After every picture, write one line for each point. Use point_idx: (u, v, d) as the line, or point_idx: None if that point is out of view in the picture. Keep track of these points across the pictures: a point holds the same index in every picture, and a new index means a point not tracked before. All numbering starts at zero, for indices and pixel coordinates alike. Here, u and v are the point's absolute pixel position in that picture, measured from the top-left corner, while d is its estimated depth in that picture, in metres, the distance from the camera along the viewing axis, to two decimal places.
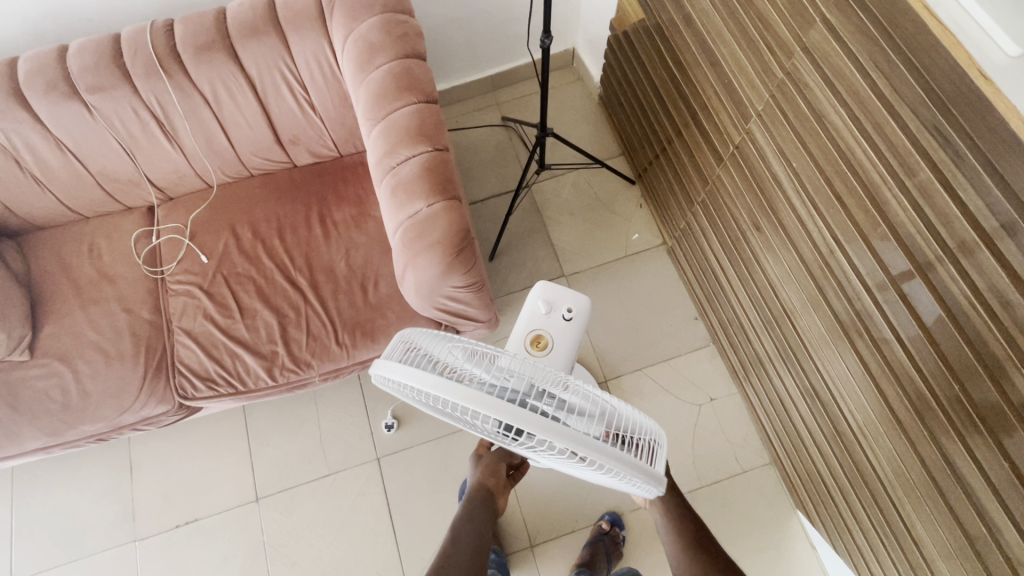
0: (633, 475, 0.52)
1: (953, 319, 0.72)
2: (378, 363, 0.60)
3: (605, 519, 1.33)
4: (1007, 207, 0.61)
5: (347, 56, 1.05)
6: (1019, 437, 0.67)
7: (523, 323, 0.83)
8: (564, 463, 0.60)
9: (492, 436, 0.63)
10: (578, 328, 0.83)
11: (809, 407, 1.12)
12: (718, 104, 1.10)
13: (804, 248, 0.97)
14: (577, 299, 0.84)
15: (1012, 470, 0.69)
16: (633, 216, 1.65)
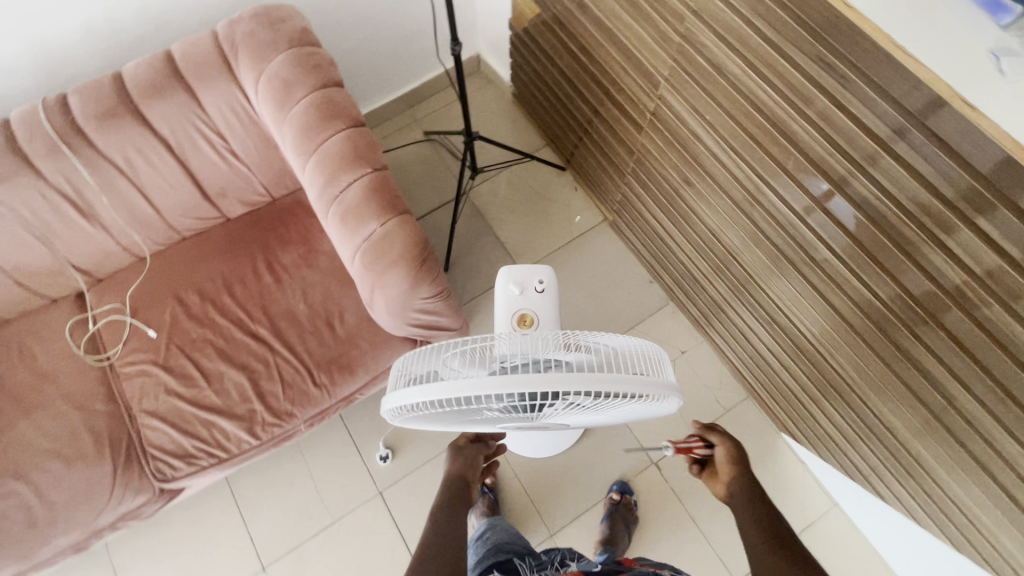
0: (651, 390, 0.57)
1: (874, 221, 0.81)
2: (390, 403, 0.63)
3: (614, 490, 1.37)
4: (895, 115, 0.70)
5: (261, 97, 1.04)
6: (951, 310, 0.77)
7: (502, 311, 0.85)
8: (586, 413, 0.64)
9: (515, 419, 0.66)
10: (551, 296, 0.86)
11: (772, 335, 1.21)
12: (628, 78, 1.17)
13: (734, 191, 1.05)
14: (542, 271, 0.87)
15: (951, 339, 0.79)
16: (571, 199, 1.72)
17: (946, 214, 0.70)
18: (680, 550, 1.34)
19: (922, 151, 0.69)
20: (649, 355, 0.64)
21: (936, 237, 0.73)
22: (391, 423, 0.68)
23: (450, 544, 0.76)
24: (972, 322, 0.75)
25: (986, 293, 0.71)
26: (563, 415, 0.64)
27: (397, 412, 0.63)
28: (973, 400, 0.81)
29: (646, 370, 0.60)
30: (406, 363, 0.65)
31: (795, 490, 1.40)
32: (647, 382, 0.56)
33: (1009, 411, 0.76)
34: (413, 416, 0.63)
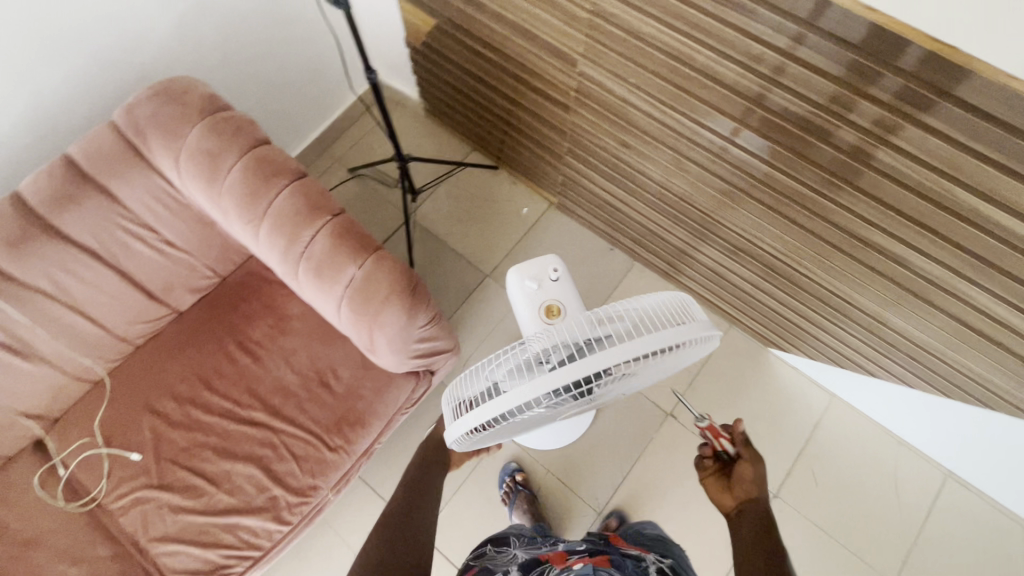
0: (689, 337, 0.56)
1: (806, 133, 0.88)
2: (449, 434, 0.64)
3: (614, 517, 1.36)
4: (803, 32, 0.77)
5: (186, 176, 0.98)
6: (879, 181, 0.85)
7: (527, 308, 0.84)
8: (634, 376, 0.64)
9: (571, 405, 0.67)
10: (569, 282, 0.85)
11: (739, 261, 1.29)
12: (542, 62, 1.21)
13: (671, 141, 1.11)
14: (551, 259, 0.86)
15: (892, 210, 0.88)
16: (513, 194, 1.74)
17: (855, 99, 0.78)
18: None
19: (832, 56, 0.76)
20: (680, 301, 0.63)
21: (866, 130, 0.81)
22: (456, 450, 0.69)
23: (416, 501, 0.90)
24: (900, 187, 0.84)
25: (918, 166, 0.79)
26: (615, 385, 0.65)
27: (459, 439, 0.65)
28: (932, 263, 0.90)
29: (678, 319, 0.59)
30: (452, 392, 0.67)
31: (797, 396, 1.50)
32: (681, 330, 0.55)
33: (963, 261, 0.86)
34: (474, 438, 0.65)
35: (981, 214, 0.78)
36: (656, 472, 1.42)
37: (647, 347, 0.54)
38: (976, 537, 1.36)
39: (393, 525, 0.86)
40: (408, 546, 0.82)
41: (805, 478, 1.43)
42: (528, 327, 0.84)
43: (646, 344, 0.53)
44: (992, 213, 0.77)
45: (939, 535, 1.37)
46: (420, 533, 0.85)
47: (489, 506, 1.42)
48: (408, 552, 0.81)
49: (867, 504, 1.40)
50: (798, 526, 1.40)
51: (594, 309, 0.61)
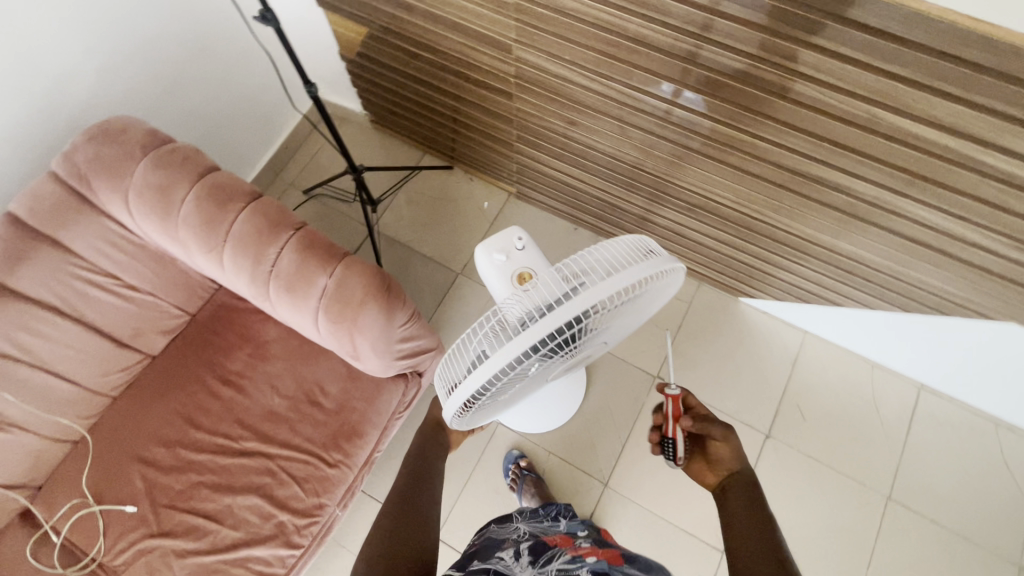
0: (653, 272, 0.58)
1: (737, 81, 0.93)
2: (447, 409, 0.66)
3: None
4: None
5: (139, 215, 0.97)
6: (809, 116, 0.91)
7: (501, 281, 0.83)
8: (610, 321, 0.67)
9: (556, 361, 0.70)
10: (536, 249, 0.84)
11: (697, 217, 1.34)
12: (479, 54, 1.23)
13: (614, 110, 1.15)
14: (514, 229, 0.84)
15: (826, 141, 0.93)
16: (472, 190, 1.76)
17: (774, 41, 0.83)
18: None
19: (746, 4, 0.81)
20: (644, 240, 0.65)
21: (789, 70, 0.86)
22: (458, 424, 0.72)
23: (421, 487, 0.91)
24: (829, 118, 0.89)
25: (844, 95, 0.84)
26: (595, 333, 0.67)
27: (456, 412, 0.67)
28: (870, 185, 0.96)
29: (642, 257, 0.61)
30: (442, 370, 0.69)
31: (772, 338, 1.57)
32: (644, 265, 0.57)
33: (896, 178, 0.92)
34: (471, 409, 0.68)
35: (905, 131, 0.85)
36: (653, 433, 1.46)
37: (614, 289, 0.56)
38: (954, 439, 1.45)
39: (400, 509, 0.85)
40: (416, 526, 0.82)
41: (793, 414, 1.49)
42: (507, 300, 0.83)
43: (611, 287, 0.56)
44: (915, 128, 0.83)
45: (922, 444, 1.45)
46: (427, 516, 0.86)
47: (497, 497, 1.43)
48: (418, 532, 0.81)
49: (853, 428, 1.47)
50: (794, 460, 1.46)
51: (561, 263, 0.63)
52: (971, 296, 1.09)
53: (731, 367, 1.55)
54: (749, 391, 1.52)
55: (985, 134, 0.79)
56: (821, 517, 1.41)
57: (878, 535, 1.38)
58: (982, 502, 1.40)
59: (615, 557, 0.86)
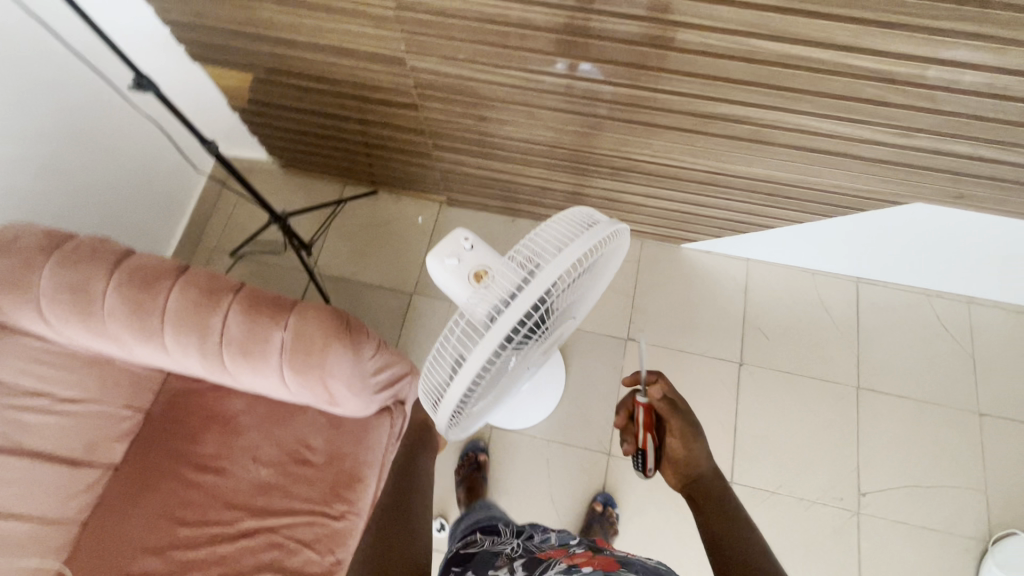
0: (598, 239, 0.61)
1: (628, 42, 0.96)
2: (437, 421, 0.66)
3: (598, 501, 1.40)
4: None
5: (62, 322, 0.90)
6: (699, 59, 0.95)
7: (459, 284, 0.79)
8: (572, 296, 0.69)
9: (531, 347, 0.71)
10: (486, 245, 0.81)
11: (624, 179, 1.39)
12: (374, 73, 1.21)
13: (519, 97, 1.17)
14: (458, 232, 0.82)
15: (720, 79, 0.99)
16: (402, 208, 1.75)
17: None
18: (688, 381, 1.54)
19: None
20: (583, 212, 0.67)
21: (670, 20, 0.90)
22: (451, 433, 0.72)
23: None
24: (716, 57, 0.94)
25: (724, 34, 0.90)
26: (561, 311, 0.69)
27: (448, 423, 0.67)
28: (768, 110, 1.03)
29: (585, 227, 0.63)
30: (423, 387, 0.69)
31: (721, 273, 1.66)
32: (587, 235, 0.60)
33: (787, 98, 0.99)
34: (461, 414, 0.69)
35: (785, 53, 0.91)
36: None
37: (567, 264, 0.58)
38: (896, 319, 1.58)
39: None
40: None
41: (757, 337, 1.58)
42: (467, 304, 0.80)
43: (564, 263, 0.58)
44: (793, 48, 0.89)
45: (872, 331, 1.58)
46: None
47: (510, 497, 1.44)
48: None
49: (811, 335, 1.58)
50: (769, 379, 1.54)
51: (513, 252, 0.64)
52: (876, 188, 1.19)
53: (693, 311, 1.62)
54: (713, 327, 1.60)
55: (852, 41, 0.86)
56: (805, 423, 1.50)
57: (858, 424, 1.50)
58: (934, 367, 1.54)
59: (611, 563, 0.69)
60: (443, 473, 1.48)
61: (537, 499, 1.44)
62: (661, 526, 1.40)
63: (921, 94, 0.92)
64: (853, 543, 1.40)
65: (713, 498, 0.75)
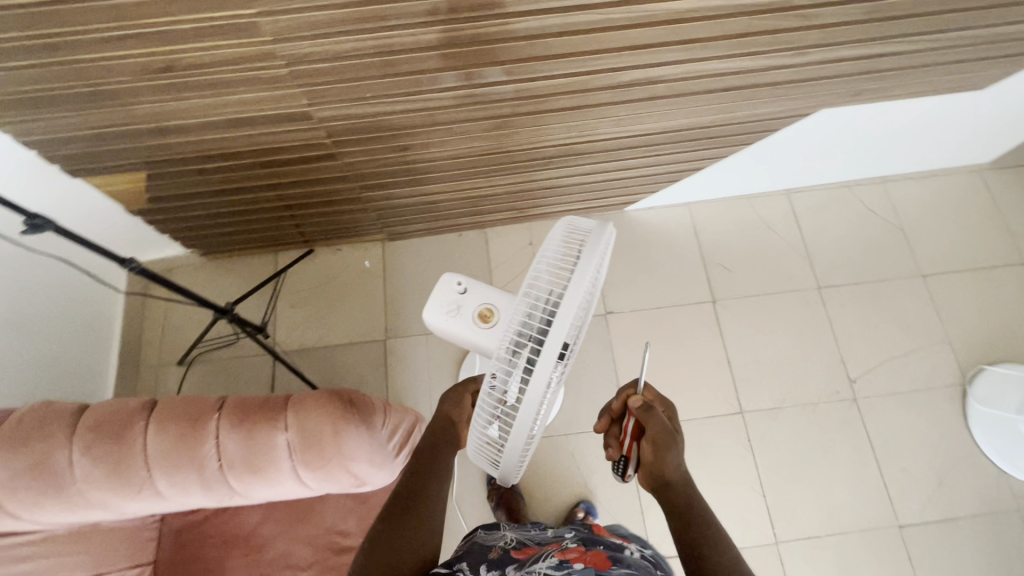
0: (601, 249, 0.63)
1: (532, 35, 0.92)
2: (507, 470, 0.66)
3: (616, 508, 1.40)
4: None
5: (39, 507, 0.82)
6: (607, 35, 0.94)
7: (463, 318, 0.87)
8: (589, 308, 0.71)
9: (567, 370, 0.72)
10: (475, 283, 0.89)
11: (558, 166, 1.39)
12: (281, 135, 1.13)
13: (439, 118, 1.12)
14: (446, 281, 0.90)
15: (630, 49, 0.98)
16: (344, 259, 1.70)
17: None
18: (672, 334, 1.60)
19: None
20: (569, 226, 0.70)
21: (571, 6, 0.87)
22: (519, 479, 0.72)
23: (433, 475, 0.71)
24: (623, 29, 0.93)
25: (622, 6, 0.89)
26: (583, 329, 0.71)
27: (516, 471, 0.67)
28: (680, 65, 1.05)
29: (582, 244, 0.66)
30: (478, 443, 0.69)
31: (670, 224, 1.71)
32: (592, 249, 0.62)
33: (694, 49, 1.01)
34: (525, 457, 0.68)
35: (684, 9, 0.91)
36: (629, 360, 1.57)
37: (583, 283, 0.59)
38: (831, 216, 1.71)
39: (398, 505, 0.67)
40: (415, 532, 0.65)
41: (721, 273, 1.66)
42: (469, 337, 0.87)
43: (581, 281, 0.59)
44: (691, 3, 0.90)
45: (814, 232, 1.69)
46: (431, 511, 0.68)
47: (545, 500, 1.45)
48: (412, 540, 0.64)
49: (766, 254, 1.67)
50: (743, 307, 1.62)
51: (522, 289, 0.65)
52: (784, 108, 1.27)
53: (656, 267, 1.67)
54: (678, 276, 1.66)
55: None
56: (787, 334, 1.60)
57: (830, 320, 1.61)
58: (874, 247, 1.67)
59: (603, 558, 0.67)
60: (475, 502, 1.45)
61: (572, 491, 1.46)
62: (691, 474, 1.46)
63: (809, 14, 0.97)
64: (861, 428, 1.51)
65: (684, 514, 0.70)
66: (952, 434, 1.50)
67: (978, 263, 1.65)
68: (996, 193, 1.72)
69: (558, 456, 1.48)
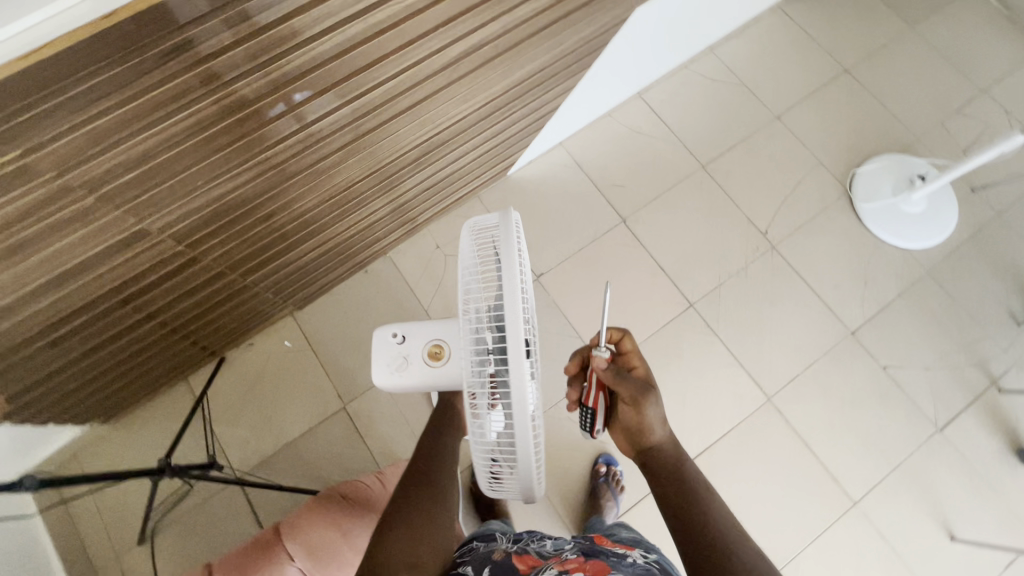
0: (516, 231, 0.61)
1: (354, 45, 0.79)
2: (528, 486, 0.63)
3: (604, 462, 1.46)
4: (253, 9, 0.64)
5: None
6: (432, 19, 0.85)
7: (417, 364, 0.86)
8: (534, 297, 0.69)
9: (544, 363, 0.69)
10: (413, 326, 0.88)
11: (428, 166, 1.35)
12: (128, 268, 0.97)
13: (289, 172, 1.01)
14: (384, 333, 0.89)
15: (459, 23, 0.90)
16: (262, 349, 1.57)
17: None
18: (603, 266, 1.64)
19: None
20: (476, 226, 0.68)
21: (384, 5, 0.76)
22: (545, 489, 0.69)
23: (432, 471, 0.72)
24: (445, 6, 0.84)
25: None
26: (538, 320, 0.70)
27: (537, 483, 0.64)
28: (508, 21, 0.99)
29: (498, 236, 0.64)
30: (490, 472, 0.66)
31: (552, 169, 1.73)
32: (506, 234, 0.60)
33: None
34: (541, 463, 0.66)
35: None
36: (578, 310, 1.59)
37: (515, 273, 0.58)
38: (684, 99, 1.80)
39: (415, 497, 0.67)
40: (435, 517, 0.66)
41: (617, 191, 1.71)
42: (430, 381, 0.86)
43: (511, 269, 0.57)
44: None
45: (678, 122, 1.77)
46: (436, 506, 0.67)
47: (566, 471, 1.47)
48: (426, 535, 0.63)
49: (646, 157, 1.74)
50: (648, 212, 1.69)
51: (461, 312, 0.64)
52: (610, 21, 1.28)
53: (558, 212, 1.68)
54: (582, 212, 1.68)
55: None
56: (697, 221, 1.69)
57: (724, 191, 1.72)
58: (730, 110, 1.79)
59: (604, 568, 0.65)
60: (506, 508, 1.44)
61: (585, 449, 1.49)
62: (674, 379, 1.54)
63: None
64: (788, 267, 1.65)
65: (671, 473, 0.72)
66: (857, 236, 1.68)
67: (813, 87, 1.82)
68: (800, 20, 1.89)
69: (558, 425, 1.50)
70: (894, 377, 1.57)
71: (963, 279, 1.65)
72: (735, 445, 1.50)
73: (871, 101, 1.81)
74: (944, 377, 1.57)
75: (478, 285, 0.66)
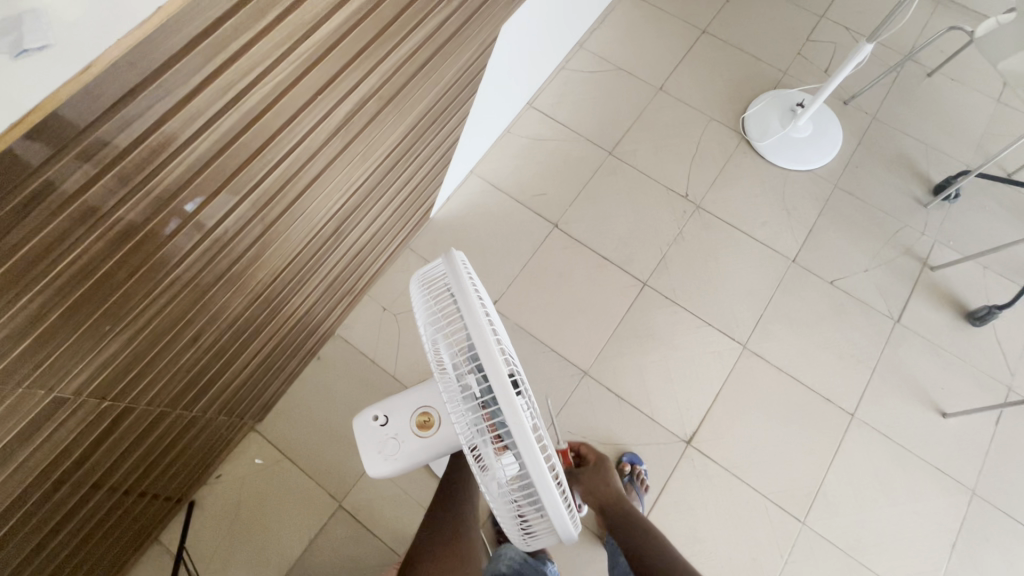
0: (465, 270, 0.63)
1: (237, 135, 0.74)
2: (561, 524, 0.58)
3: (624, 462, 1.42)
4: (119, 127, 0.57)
5: None
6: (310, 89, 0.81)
7: (409, 439, 0.81)
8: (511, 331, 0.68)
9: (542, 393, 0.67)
10: (391, 403, 0.83)
11: (349, 233, 1.31)
12: (54, 445, 0.84)
13: (206, 284, 0.93)
14: (363, 419, 0.83)
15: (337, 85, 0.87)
16: (234, 475, 1.43)
17: (221, 88, 0.65)
18: (552, 275, 1.64)
19: (163, 100, 0.60)
20: (426, 282, 0.69)
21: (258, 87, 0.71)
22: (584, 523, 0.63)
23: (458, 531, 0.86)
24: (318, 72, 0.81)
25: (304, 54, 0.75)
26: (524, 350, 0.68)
27: (569, 520, 0.59)
28: (385, 69, 0.98)
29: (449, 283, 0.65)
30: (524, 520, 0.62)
31: (471, 199, 1.72)
32: (455, 274, 0.61)
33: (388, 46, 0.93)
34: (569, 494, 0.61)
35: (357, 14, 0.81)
36: (543, 324, 1.58)
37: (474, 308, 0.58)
38: (572, 98, 1.85)
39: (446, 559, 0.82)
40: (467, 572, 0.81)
41: (540, 201, 1.72)
42: (427, 453, 0.81)
43: (470, 305, 0.58)
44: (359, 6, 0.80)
45: (573, 119, 1.83)
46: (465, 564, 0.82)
47: None
48: None
49: (555, 161, 1.77)
50: (575, 211, 1.71)
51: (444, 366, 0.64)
52: (482, 44, 1.30)
53: (492, 237, 1.67)
54: (514, 230, 1.68)
55: None
56: (623, 204, 1.73)
57: (638, 169, 1.78)
58: (615, 96, 1.86)
59: None
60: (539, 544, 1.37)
61: None
62: (654, 359, 1.55)
63: None
64: (717, 221, 1.72)
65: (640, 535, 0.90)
66: (766, 174, 1.78)
67: (681, 54, 1.94)
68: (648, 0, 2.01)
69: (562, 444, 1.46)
70: (843, 288, 1.65)
71: (866, 183, 1.79)
72: (731, 400, 1.52)
73: (734, 53, 1.95)
74: (884, 273, 1.68)
75: (449, 337, 0.66)
